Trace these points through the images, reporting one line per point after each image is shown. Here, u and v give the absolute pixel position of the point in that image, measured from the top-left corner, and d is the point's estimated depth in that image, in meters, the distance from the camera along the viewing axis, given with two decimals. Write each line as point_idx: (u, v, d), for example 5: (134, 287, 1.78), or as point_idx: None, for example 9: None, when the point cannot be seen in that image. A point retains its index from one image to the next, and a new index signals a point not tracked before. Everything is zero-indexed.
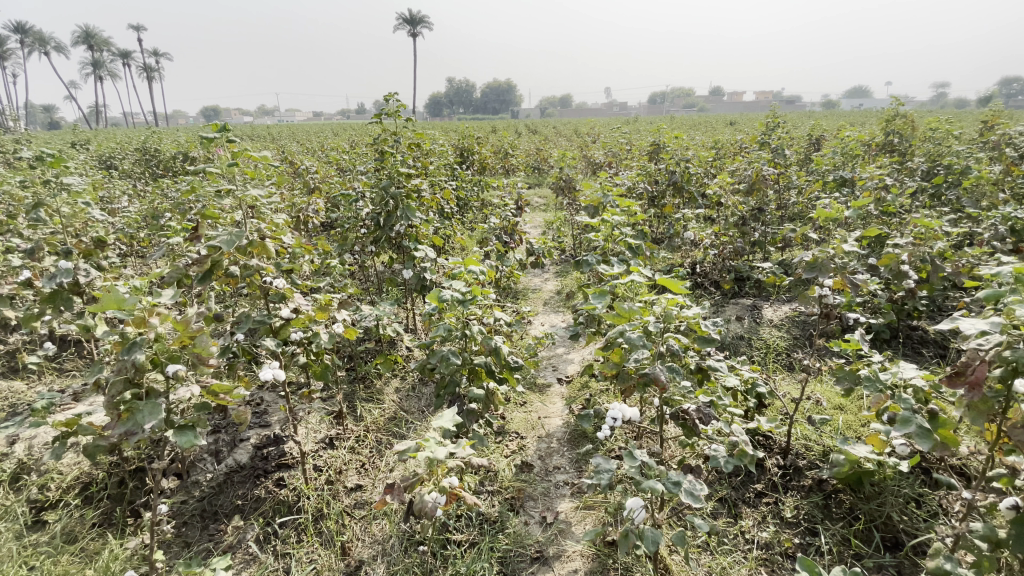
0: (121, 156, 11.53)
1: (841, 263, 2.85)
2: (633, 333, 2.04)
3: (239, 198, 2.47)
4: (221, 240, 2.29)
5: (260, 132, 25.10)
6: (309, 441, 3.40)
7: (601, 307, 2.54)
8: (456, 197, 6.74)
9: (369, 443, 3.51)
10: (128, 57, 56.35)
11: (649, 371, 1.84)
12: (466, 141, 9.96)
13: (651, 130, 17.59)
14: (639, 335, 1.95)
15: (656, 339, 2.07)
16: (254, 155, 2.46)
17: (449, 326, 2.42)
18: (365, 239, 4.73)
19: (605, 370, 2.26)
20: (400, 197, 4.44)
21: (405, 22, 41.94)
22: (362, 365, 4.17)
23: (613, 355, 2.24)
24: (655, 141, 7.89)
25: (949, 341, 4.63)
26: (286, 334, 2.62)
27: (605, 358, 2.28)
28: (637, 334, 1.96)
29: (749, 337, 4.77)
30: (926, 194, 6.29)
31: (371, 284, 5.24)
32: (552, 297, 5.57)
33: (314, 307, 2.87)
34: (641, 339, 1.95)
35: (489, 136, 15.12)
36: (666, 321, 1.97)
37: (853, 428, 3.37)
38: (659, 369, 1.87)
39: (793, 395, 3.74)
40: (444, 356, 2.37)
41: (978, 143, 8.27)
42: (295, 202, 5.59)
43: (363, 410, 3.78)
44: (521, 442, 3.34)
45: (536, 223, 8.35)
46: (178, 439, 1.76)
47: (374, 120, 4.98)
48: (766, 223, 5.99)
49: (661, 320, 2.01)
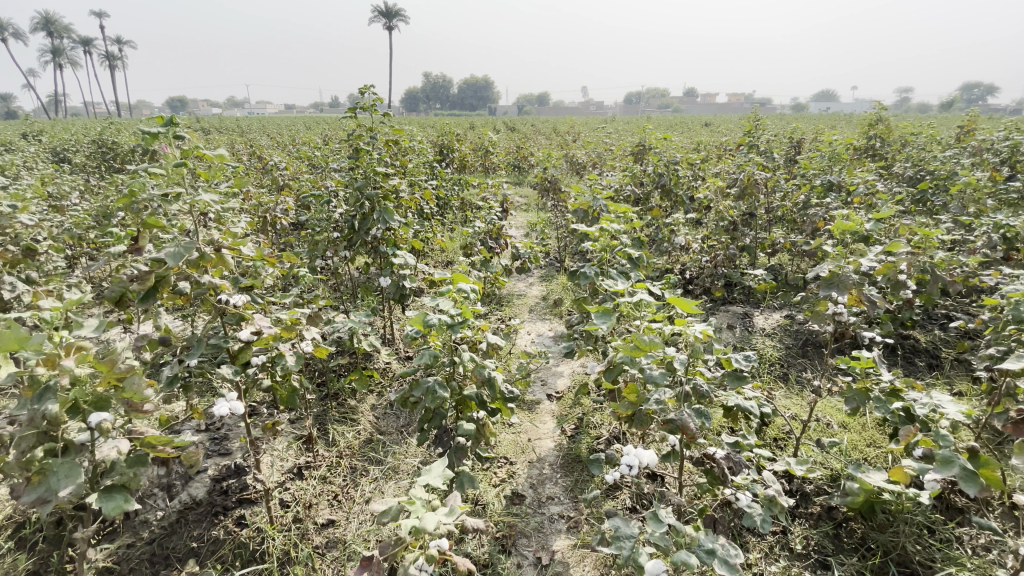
0: (76, 148, 10.74)
1: (857, 278, 2.65)
2: (654, 368, 1.80)
3: (188, 203, 2.11)
4: (166, 255, 1.95)
5: (229, 125, 24.24)
6: (275, 471, 3.07)
7: (605, 328, 2.28)
8: (435, 197, 6.42)
9: (342, 471, 3.19)
10: (88, 44, 53.79)
11: (678, 418, 1.61)
12: (445, 138, 9.64)
13: (632, 129, 17.49)
14: (663, 372, 1.72)
15: (678, 375, 1.83)
16: (207, 154, 2.10)
17: (435, 352, 2.12)
18: (339, 243, 4.38)
19: (619, 412, 1.96)
20: (376, 198, 4.11)
21: (380, 15, 41.03)
22: (334, 382, 3.82)
23: (628, 395, 1.95)
24: (641, 141, 7.70)
25: (941, 351, 4.55)
26: (246, 358, 2.30)
27: (617, 399, 1.98)
28: (659, 371, 1.73)
29: (743, 347, 4.58)
30: (912, 199, 6.26)
31: (345, 290, 4.88)
32: (538, 304, 5.30)
33: (278, 326, 2.53)
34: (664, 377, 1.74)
35: (467, 133, 14.81)
36: (694, 357, 1.74)
37: (859, 449, 3.20)
38: (687, 414, 1.65)
39: (795, 411, 3.56)
40: (430, 388, 2.07)
41: (956, 148, 8.36)
42: (262, 202, 5.18)
43: (335, 433, 3.45)
44: (511, 469, 3.06)
45: (518, 224, 8.09)
46: (103, 506, 1.46)
47: (347, 115, 4.62)
48: (756, 228, 5.84)
49: (687, 355, 1.78)
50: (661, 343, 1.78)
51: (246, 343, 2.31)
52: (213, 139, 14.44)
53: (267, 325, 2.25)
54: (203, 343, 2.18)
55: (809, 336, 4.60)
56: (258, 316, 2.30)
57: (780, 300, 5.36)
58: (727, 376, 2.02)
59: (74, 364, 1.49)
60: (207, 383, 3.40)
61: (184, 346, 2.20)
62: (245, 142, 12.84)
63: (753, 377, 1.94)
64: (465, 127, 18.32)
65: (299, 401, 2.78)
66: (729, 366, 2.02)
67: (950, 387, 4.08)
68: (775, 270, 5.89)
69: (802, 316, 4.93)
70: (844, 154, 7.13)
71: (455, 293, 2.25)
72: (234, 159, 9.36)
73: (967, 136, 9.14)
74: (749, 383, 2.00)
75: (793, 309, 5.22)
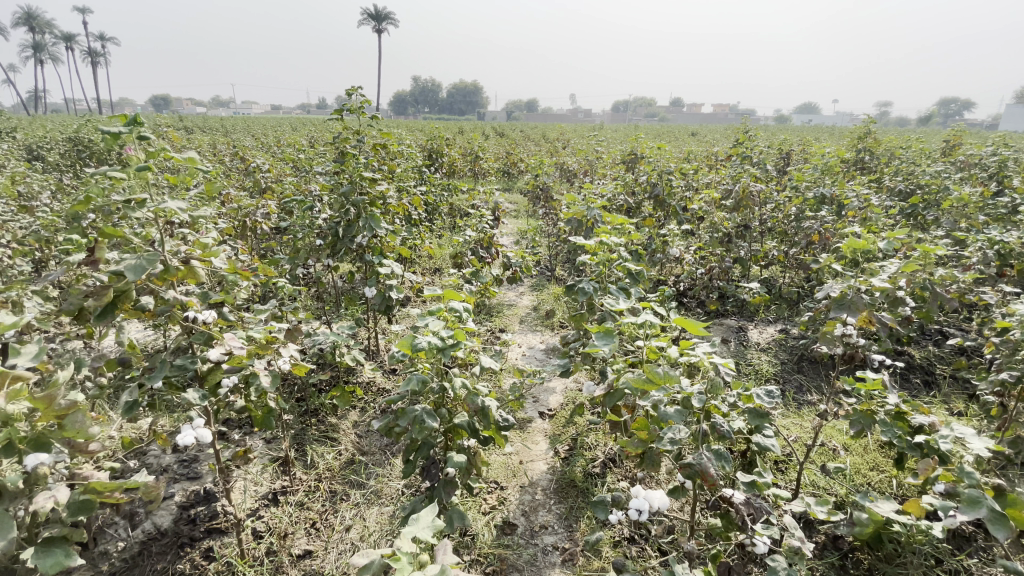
0: (52, 145, 10.38)
1: (868, 299, 2.54)
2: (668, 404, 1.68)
3: (152, 211, 1.90)
4: (126, 269, 1.75)
5: (213, 124, 23.84)
6: (247, 498, 2.86)
7: (607, 350, 2.13)
8: (423, 202, 6.24)
9: (321, 496, 2.99)
10: (70, 39, 52.65)
11: (698, 464, 1.51)
12: (434, 142, 9.48)
13: (623, 137, 17.45)
14: (678, 409, 1.62)
15: (693, 410, 1.69)
16: (177, 157, 1.90)
17: (424, 377, 1.94)
18: (322, 251, 4.18)
19: (628, 448, 1.85)
20: (362, 205, 3.92)
21: (371, 17, 40.80)
22: (315, 398, 3.61)
23: (639, 431, 1.84)
24: (633, 150, 7.61)
25: (936, 368, 4.48)
26: (216, 380, 2.12)
27: (627, 434, 1.87)
28: (674, 409, 1.63)
29: (738, 361, 4.47)
30: (903, 213, 6.22)
31: (328, 299, 4.68)
32: (529, 315, 5.15)
33: (252, 343, 2.32)
34: (679, 415, 1.65)
35: (456, 138, 14.69)
36: (711, 394, 1.64)
37: (861, 473, 3.10)
38: (706, 458, 1.56)
39: (793, 432, 3.46)
40: (418, 416, 1.88)
41: (944, 162, 8.40)
42: (242, 205, 4.95)
43: (314, 454, 3.25)
44: (501, 494, 2.89)
45: (508, 231, 7.94)
46: (39, 563, 1.27)
47: (333, 116, 4.42)
48: (750, 240, 5.76)
49: (704, 391, 1.67)
50: (677, 377, 1.68)
51: (216, 363, 2.13)
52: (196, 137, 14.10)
53: (238, 345, 2.05)
54: (168, 364, 1.98)
55: (805, 351, 4.51)
56: (228, 336, 2.10)
57: (774, 314, 5.28)
58: (744, 411, 1.90)
59: (3, 403, 1.27)
60: (176, 400, 3.17)
61: (146, 368, 2.00)
62: (229, 142, 12.54)
63: (774, 416, 1.84)
64: (456, 132, 18.15)
65: (275, 422, 2.60)
66: (747, 401, 1.92)
67: (948, 406, 4.00)
68: (768, 282, 5.82)
69: (796, 331, 4.84)
70: (835, 166, 7.11)
71: (446, 312, 2.04)
72: (216, 160, 9.09)
73: (952, 150, 9.22)
74: (770, 423, 1.90)
75: (787, 323, 5.14)
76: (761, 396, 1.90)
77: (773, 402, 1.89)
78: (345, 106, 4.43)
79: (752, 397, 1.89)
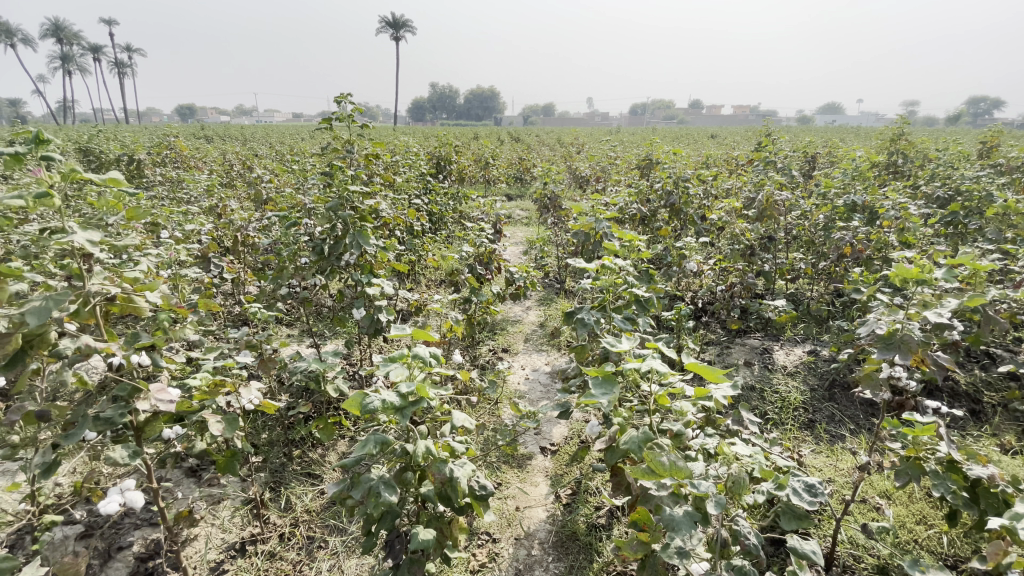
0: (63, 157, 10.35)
1: (922, 338, 2.17)
2: (676, 505, 1.54)
3: (61, 245, 1.61)
4: (27, 313, 1.47)
5: (231, 133, 24.04)
6: (210, 550, 2.57)
7: (606, 402, 1.79)
8: (426, 212, 5.96)
9: (296, 543, 2.69)
10: (98, 52, 54.06)
11: None
12: (443, 148, 9.22)
13: (643, 141, 16.79)
14: (687, 513, 1.49)
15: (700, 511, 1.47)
16: (92, 178, 1.61)
17: (384, 437, 1.62)
18: (309, 270, 3.90)
19: (629, 553, 1.66)
20: (349, 221, 3.63)
21: (387, 25, 41.05)
22: (297, 429, 3.33)
23: (641, 531, 1.68)
24: (647, 155, 7.19)
25: (985, 396, 4.01)
26: (152, 431, 1.87)
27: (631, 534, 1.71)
28: (682, 513, 1.50)
29: (763, 389, 4.07)
30: (942, 221, 5.71)
31: (320, 318, 4.41)
32: (535, 333, 4.82)
33: (199, 386, 2.05)
34: (688, 521, 1.50)
35: (469, 144, 14.46)
36: (727, 499, 1.50)
37: (906, 528, 2.71)
38: None
39: (828, 477, 3.07)
40: (373, 488, 1.57)
41: (985, 163, 7.79)
42: (233, 219, 4.72)
43: (291, 495, 2.96)
44: (493, 548, 2.56)
45: (517, 242, 7.63)
46: None
47: (322, 126, 4.14)
48: (774, 252, 5.32)
49: (719, 491, 1.54)
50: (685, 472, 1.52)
51: (153, 414, 1.87)
52: (208, 146, 14.06)
53: (167, 398, 1.73)
54: (92, 417, 1.68)
55: (837, 376, 4.09)
56: (159, 385, 1.80)
57: (802, 333, 4.85)
58: (781, 509, 1.75)
59: None
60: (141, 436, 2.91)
61: (66, 422, 1.71)
62: (237, 150, 12.39)
63: (814, 518, 1.69)
64: (468, 137, 18.06)
65: (239, 467, 2.42)
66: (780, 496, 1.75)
67: (1001, 443, 3.55)
68: (795, 297, 5.39)
69: (827, 353, 4.41)
70: (866, 170, 6.60)
71: (410, 359, 1.72)
72: (224, 169, 8.95)
73: (992, 152, 8.59)
74: (811, 525, 1.73)
75: (816, 343, 4.72)
76: (799, 490, 1.72)
77: (813, 498, 1.71)
78: (333, 114, 4.17)
79: (787, 491, 1.71)
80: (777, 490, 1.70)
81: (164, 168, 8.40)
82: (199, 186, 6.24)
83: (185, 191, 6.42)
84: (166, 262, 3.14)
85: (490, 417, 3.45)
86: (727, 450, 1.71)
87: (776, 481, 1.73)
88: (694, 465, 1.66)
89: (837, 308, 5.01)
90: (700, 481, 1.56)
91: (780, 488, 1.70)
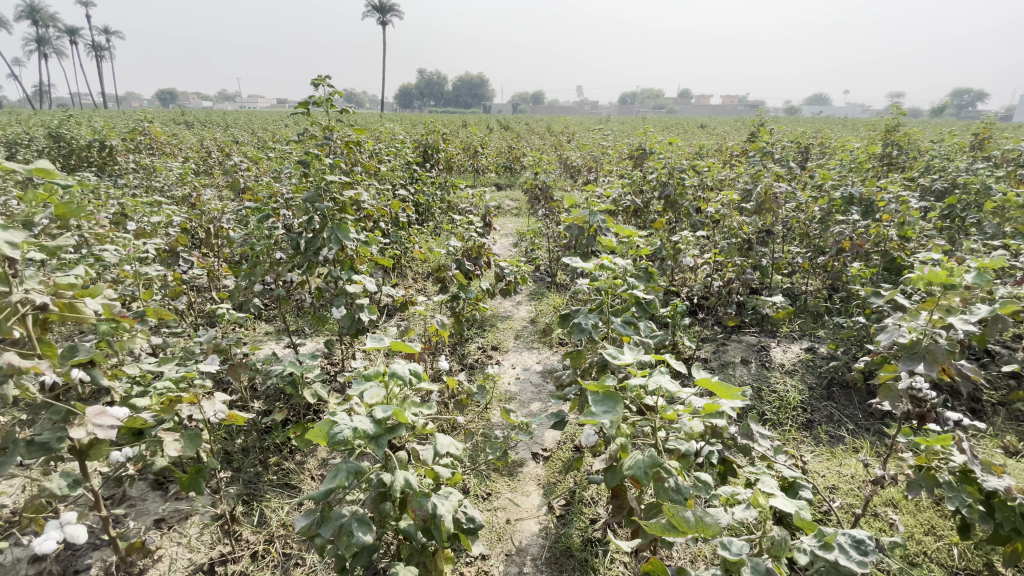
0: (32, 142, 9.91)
1: (947, 346, 2.04)
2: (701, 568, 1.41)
3: None
4: None
5: (211, 117, 23.40)
6: (175, 572, 2.37)
7: (608, 421, 1.61)
8: (411, 203, 5.73)
9: (269, 562, 2.48)
10: (74, 33, 52.37)
11: None
12: (431, 136, 8.96)
13: (635, 131, 16.56)
14: None
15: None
16: (15, 168, 1.39)
17: (357, 465, 1.43)
18: (285, 266, 3.67)
19: None
20: (328, 213, 3.40)
21: (374, 9, 40.19)
22: (273, 436, 3.12)
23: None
24: (641, 144, 7.00)
25: (984, 394, 3.92)
26: (98, 455, 1.67)
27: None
28: None
29: (760, 388, 3.94)
30: (938, 215, 5.60)
31: (299, 316, 4.19)
32: (526, 329, 4.64)
33: (152, 401, 1.84)
34: None
35: (458, 132, 14.16)
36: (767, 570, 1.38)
37: (914, 539, 2.58)
38: None
39: (832, 483, 2.94)
40: (344, 526, 1.39)
41: (978, 156, 7.70)
42: (206, 209, 4.46)
43: (266, 509, 2.75)
44: (482, 567, 2.39)
45: (506, 234, 7.43)
46: None
47: (299, 111, 3.88)
48: (771, 246, 5.18)
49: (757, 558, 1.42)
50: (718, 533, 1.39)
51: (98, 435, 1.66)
52: (187, 132, 13.63)
53: (109, 423, 1.55)
54: (24, 443, 1.47)
55: (836, 374, 3.97)
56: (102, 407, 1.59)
57: (799, 329, 4.74)
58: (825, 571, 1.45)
59: None
60: None
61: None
62: (218, 137, 11.94)
63: None
64: (456, 125, 17.71)
65: (204, 484, 2.20)
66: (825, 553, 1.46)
67: (1004, 444, 3.44)
68: (790, 292, 5.26)
69: (825, 350, 4.30)
70: (862, 162, 6.48)
71: (387, 377, 1.53)
72: (202, 156, 8.59)
73: (984, 144, 8.52)
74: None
75: (814, 339, 4.60)
76: (846, 548, 1.45)
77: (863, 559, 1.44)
78: (311, 98, 3.91)
79: (834, 551, 1.44)
80: (820, 550, 1.45)
81: (139, 156, 8.06)
82: (173, 174, 5.94)
83: (158, 180, 6.12)
84: (127, 258, 2.90)
85: (479, 422, 3.27)
86: (761, 503, 1.53)
87: (820, 538, 1.49)
88: (721, 515, 1.52)
89: (835, 303, 4.89)
90: (732, 543, 1.43)
91: (824, 547, 1.45)
